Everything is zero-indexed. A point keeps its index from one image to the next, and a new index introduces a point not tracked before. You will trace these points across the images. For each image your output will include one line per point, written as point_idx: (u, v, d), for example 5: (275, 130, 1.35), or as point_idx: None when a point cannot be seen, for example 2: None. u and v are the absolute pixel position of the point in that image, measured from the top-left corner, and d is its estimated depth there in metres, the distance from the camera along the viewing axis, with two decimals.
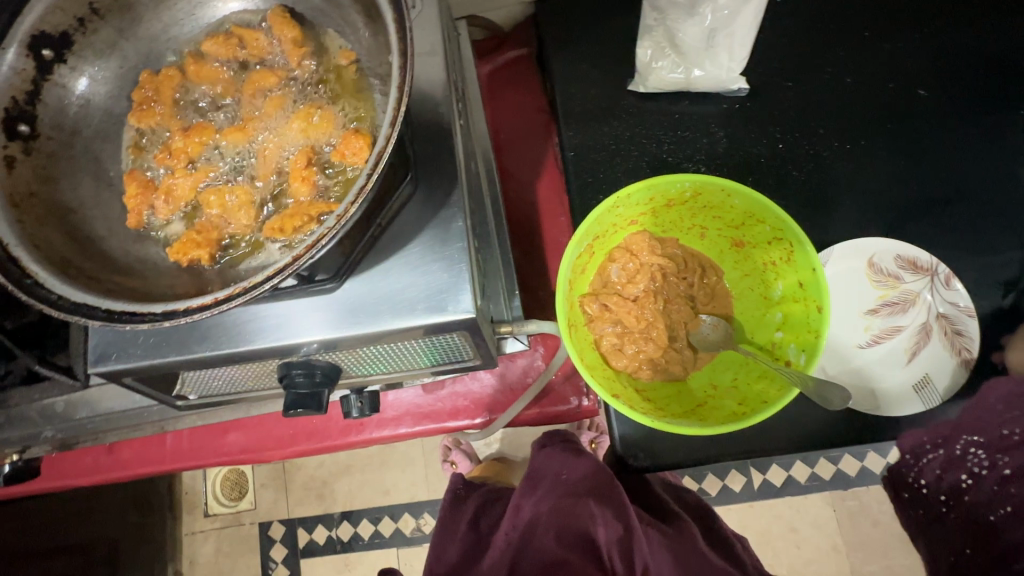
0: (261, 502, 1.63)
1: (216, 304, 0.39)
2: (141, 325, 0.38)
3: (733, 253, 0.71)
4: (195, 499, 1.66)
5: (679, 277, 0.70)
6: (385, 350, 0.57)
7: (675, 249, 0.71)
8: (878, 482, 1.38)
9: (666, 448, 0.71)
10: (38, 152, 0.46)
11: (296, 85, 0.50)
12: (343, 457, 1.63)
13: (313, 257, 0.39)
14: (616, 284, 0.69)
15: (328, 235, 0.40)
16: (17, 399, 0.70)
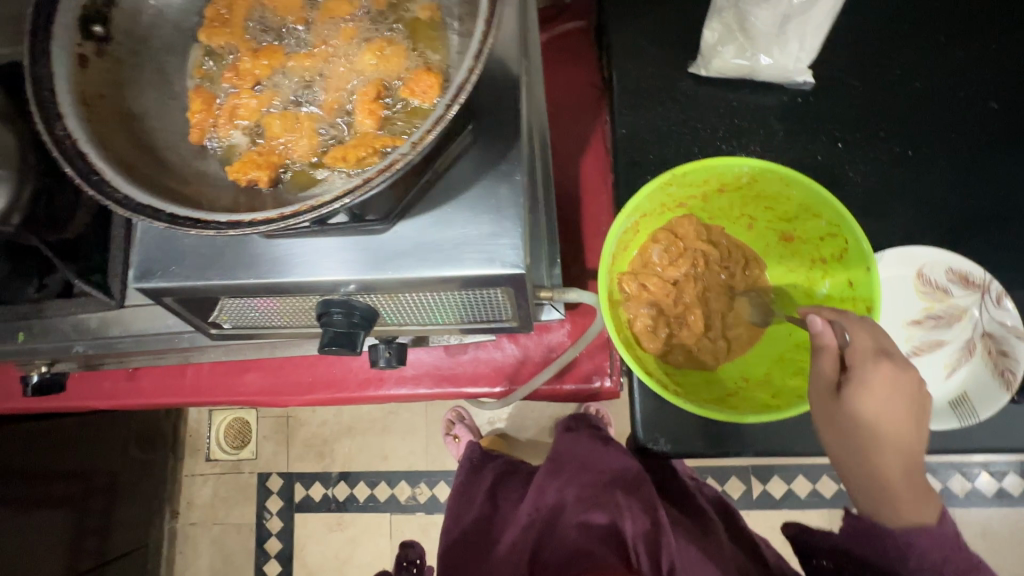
0: (262, 452, 1.65)
1: (282, 219, 0.38)
2: (206, 233, 0.38)
3: (779, 248, 0.69)
4: (198, 443, 1.68)
5: (720, 266, 0.69)
6: (428, 299, 0.57)
7: (720, 238, 0.70)
8: None
9: (689, 434, 0.72)
10: (108, 56, 0.46)
11: (368, 17, 0.49)
12: (346, 418, 1.64)
13: (384, 182, 0.38)
14: (656, 265, 0.68)
15: (403, 160, 0.38)
16: (51, 311, 0.71)
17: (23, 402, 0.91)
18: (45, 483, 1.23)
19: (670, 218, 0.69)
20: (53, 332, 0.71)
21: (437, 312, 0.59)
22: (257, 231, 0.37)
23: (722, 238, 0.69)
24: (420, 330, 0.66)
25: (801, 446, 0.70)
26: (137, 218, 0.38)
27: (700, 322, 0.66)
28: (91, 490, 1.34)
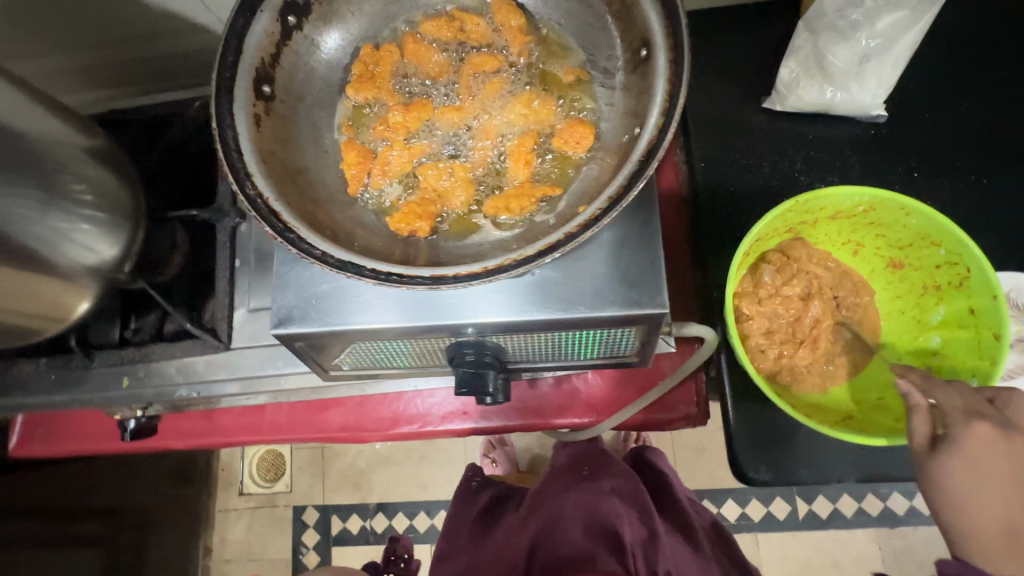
0: (297, 485, 1.63)
1: (487, 272, 0.39)
2: (411, 287, 0.39)
3: (887, 274, 0.73)
4: (231, 476, 1.66)
5: (830, 291, 0.73)
6: (560, 337, 0.58)
7: (828, 263, 0.74)
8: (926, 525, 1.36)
9: (790, 462, 0.73)
10: (274, 113, 0.47)
11: (514, 71, 0.51)
12: (382, 448, 1.62)
13: (588, 235, 0.38)
14: (769, 286, 0.73)
15: (602, 214, 0.39)
16: (154, 354, 0.71)
17: (113, 444, 0.92)
18: (68, 519, 1.18)
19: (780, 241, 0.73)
20: (158, 375, 0.72)
21: (562, 350, 0.60)
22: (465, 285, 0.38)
23: (831, 263, 0.74)
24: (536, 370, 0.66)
25: (899, 471, 0.71)
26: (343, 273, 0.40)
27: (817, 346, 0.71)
28: (121, 526, 1.30)
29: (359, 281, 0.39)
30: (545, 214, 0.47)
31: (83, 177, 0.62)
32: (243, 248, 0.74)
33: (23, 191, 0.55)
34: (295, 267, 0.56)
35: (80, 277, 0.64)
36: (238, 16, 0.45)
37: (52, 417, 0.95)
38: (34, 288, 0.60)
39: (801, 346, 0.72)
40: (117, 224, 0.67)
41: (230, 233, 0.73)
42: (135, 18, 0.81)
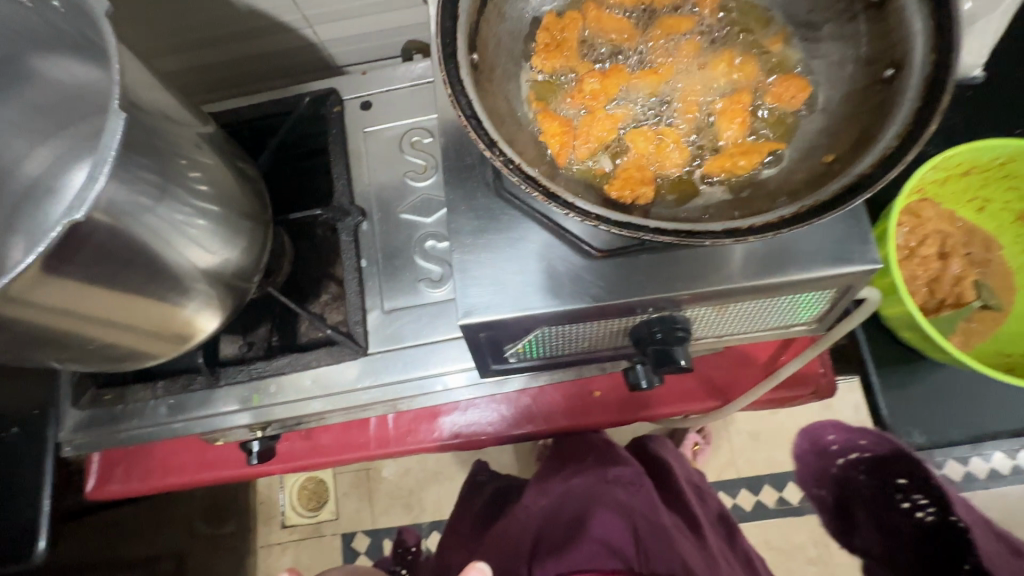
0: (344, 511, 1.52)
1: (781, 223, 0.37)
2: (702, 244, 0.37)
3: (1015, 227, 0.74)
4: (271, 509, 1.53)
5: (961, 249, 0.74)
6: (748, 308, 0.56)
7: (955, 221, 0.75)
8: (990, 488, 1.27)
9: (942, 424, 0.72)
10: (480, 81, 0.44)
11: (707, 32, 0.50)
12: (432, 464, 1.53)
13: (886, 177, 0.36)
14: (905, 247, 0.73)
15: (888, 153, 0.37)
16: (283, 366, 0.66)
17: (203, 475, 0.86)
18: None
19: (910, 203, 0.73)
20: (291, 388, 0.68)
21: (744, 322, 0.59)
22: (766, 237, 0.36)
23: (958, 221, 0.75)
24: (702, 345, 0.65)
25: None
26: (627, 233, 0.37)
27: (961, 304, 0.71)
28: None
29: (647, 241, 0.37)
30: (773, 171, 0.45)
31: (198, 164, 0.55)
32: (368, 248, 0.70)
33: (147, 178, 0.48)
34: (478, 255, 0.53)
35: (211, 298, 0.61)
36: None
37: (133, 452, 0.88)
38: (167, 314, 0.57)
39: (943, 305, 0.72)
40: (234, 225, 0.61)
41: (353, 233, 0.69)
42: (219, 17, 0.78)
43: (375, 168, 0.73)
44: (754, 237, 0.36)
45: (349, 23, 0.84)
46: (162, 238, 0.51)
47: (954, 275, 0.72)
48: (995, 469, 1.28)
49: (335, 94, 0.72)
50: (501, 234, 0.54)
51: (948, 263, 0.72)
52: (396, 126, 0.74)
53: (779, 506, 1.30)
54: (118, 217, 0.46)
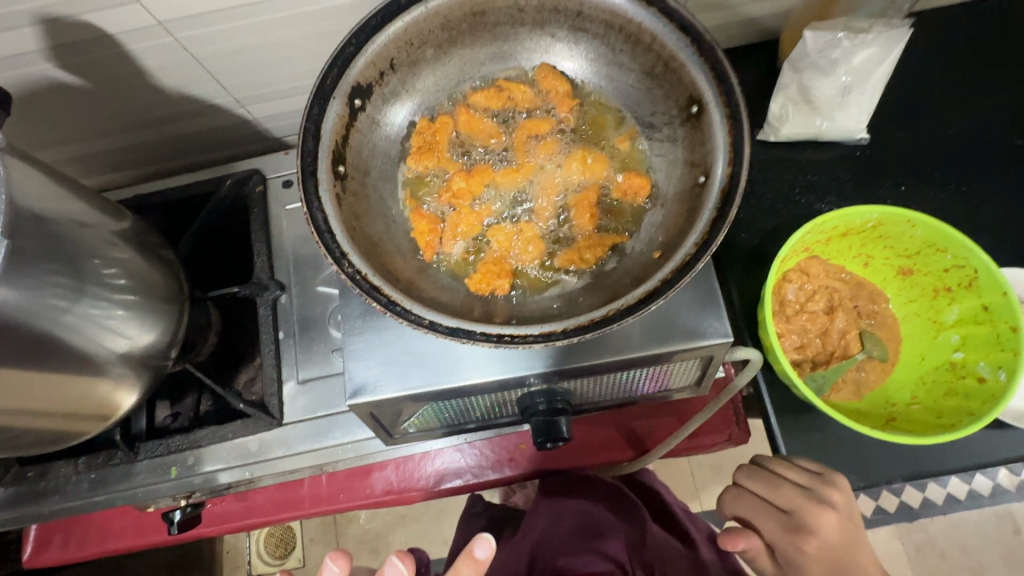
0: (310, 558, 1.51)
1: (595, 323, 0.41)
2: (525, 346, 0.41)
3: (897, 281, 0.79)
4: (236, 559, 1.52)
5: (850, 301, 0.79)
6: (629, 376, 0.60)
7: (843, 275, 0.80)
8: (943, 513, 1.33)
9: (841, 473, 0.75)
10: (349, 190, 0.49)
11: (564, 133, 0.55)
12: (397, 507, 1.53)
13: (685, 281, 0.41)
14: (796, 302, 0.77)
15: (691, 259, 0.42)
16: (203, 439, 0.69)
17: (141, 540, 0.87)
18: None
19: (798, 260, 0.78)
20: (210, 459, 0.71)
21: (631, 387, 0.62)
22: (580, 339, 0.41)
23: (846, 275, 0.80)
24: (599, 405, 0.69)
25: (946, 463, 0.74)
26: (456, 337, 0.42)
27: (847, 355, 0.76)
28: None
29: (474, 344, 0.41)
30: (617, 261, 0.50)
31: (112, 259, 0.60)
32: (286, 320, 0.74)
33: (56, 282, 0.53)
34: (366, 337, 0.57)
35: (129, 378, 0.65)
36: (314, 104, 0.47)
37: (72, 520, 0.89)
38: (85, 398, 0.61)
39: (832, 357, 0.76)
40: (152, 309, 0.65)
41: (271, 307, 0.73)
42: (154, 103, 0.84)
43: (296, 242, 0.77)
44: (569, 339, 0.41)
45: (280, 102, 0.90)
46: (70, 333, 0.55)
47: (842, 327, 0.76)
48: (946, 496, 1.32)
49: (257, 175, 0.78)
50: (390, 316, 0.58)
51: (836, 317, 0.77)
52: None
53: None
54: (25, 320, 0.51)
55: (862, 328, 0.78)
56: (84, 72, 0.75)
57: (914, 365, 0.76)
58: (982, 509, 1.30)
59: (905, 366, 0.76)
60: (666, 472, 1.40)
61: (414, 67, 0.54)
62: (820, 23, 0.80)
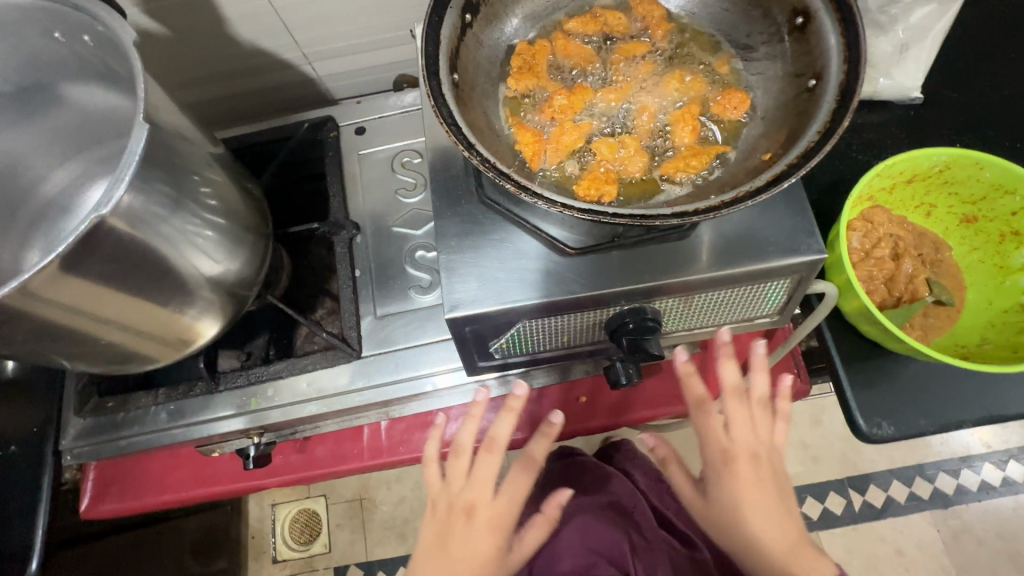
0: (336, 543, 1.48)
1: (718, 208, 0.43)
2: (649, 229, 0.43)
3: (961, 229, 0.80)
4: (262, 543, 1.50)
5: (915, 249, 0.80)
6: (715, 298, 0.61)
7: (907, 225, 0.81)
8: (982, 502, 1.30)
9: (907, 416, 0.75)
10: (460, 97, 0.50)
11: (660, 55, 0.57)
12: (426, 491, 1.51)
13: (810, 164, 0.42)
14: (862, 249, 0.78)
15: (812, 147, 0.43)
16: (281, 370, 0.70)
17: (199, 490, 0.87)
18: None
19: (863, 209, 0.79)
20: (286, 393, 0.71)
21: (714, 312, 0.64)
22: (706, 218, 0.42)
23: (910, 225, 0.81)
24: (674, 339, 0.69)
25: (1014, 409, 0.74)
26: (592, 216, 0.42)
27: (916, 299, 0.76)
28: None
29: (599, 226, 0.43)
30: (721, 170, 0.51)
31: (209, 181, 0.61)
32: (362, 259, 0.75)
33: (163, 191, 0.53)
34: (461, 254, 0.58)
35: (211, 303, 0.65)
36: (434, 12, 0.49)
37: (127, 470, 0.89)
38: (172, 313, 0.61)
39: (900, 301, 0.77)
40: (238, 237, 0.66)
41: (347, 245, 0.74)
42: (227, 56, 0.86)
43: (368, 188, 0.79)
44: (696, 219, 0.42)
45: (345, 60, 0.92)
46: (172, 244, 0.56)
47: (909, 272, 0.77)
48: (984, 482, 1.30)
49: (331, 121, 0.79)
50: (485, 236, 0.59)
51: (903, 262, 0.77)
52: (388, 149, 0.80)
53: None
54: (135, 223, 0.51)
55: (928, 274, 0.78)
56: (167, 18, 0.77)
57: (981, 309, 0.77)
58: (1019, 497, 1.29)
59: (972, 311, 0.77)
60: None
61: None
62: None
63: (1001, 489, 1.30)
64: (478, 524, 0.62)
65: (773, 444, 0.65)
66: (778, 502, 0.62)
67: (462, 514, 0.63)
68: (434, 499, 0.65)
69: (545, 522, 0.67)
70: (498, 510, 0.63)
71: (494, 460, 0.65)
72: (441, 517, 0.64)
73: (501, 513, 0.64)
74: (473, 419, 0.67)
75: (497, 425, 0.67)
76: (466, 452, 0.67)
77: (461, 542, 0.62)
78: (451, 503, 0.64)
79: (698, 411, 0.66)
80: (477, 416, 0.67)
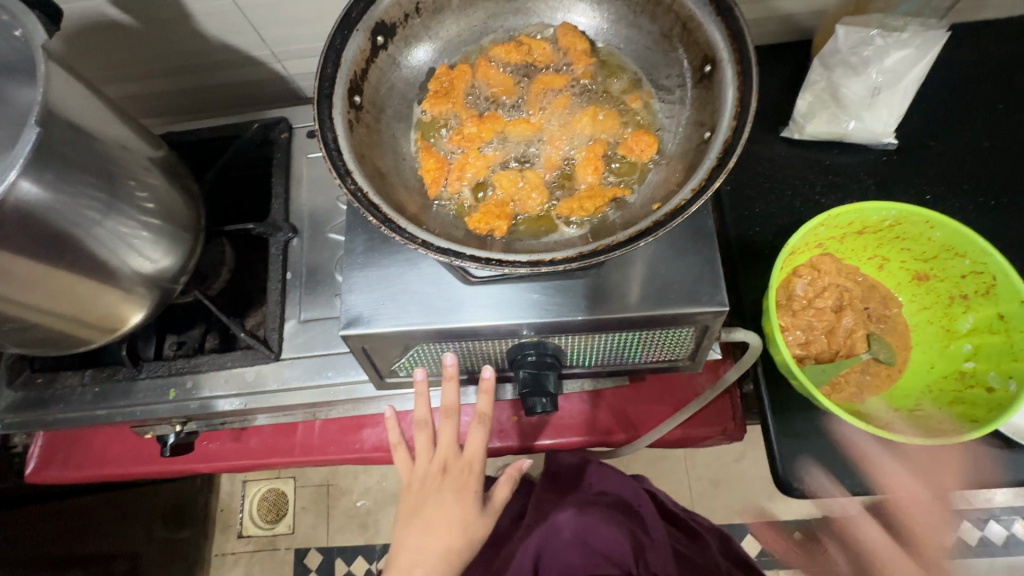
0: (300, 525, 1.50)
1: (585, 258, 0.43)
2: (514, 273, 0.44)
3: (912, 287, 0.77)
4: (229, 518, 1.53)
5: (861, 303, 0.77)
6: (620, 339, 0.61)
7: (857, 277, 0.78)
8: (955, 561, 1.24)
9: (838, 476, 0.71)
10: (361, 121, 0.51)
11: (579, 90, 0.56)
12: (390, 485, 1.52)
13: (679, 223, 0.41)
14: (804, 297, 0.76)
15: (687, 205, 0.43)
16: (205, 365, 0.72)
17: (138, 468, 0.90)
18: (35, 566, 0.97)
19: (811, 255, 0.77)
20: (210, 386, 0.73)
21: (626, 349, 0.63)
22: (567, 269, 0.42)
23: (859, 277, 0.78)
24: (585, 372, 0.70)
25: (953, 480, 0.70)
26: (446, 257, 0.44)
27: (852, 355, 0.74)
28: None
29: (465, 264, 0.44)
30: (618, 213, 0.50)
31: (143, 183, 0.63)
32: (295, 262, 0.76)
33: (85, 190, 0.55)
34: (364, 271, 0.59)
35: (141, 295, 0.67)
36: (337, 34, 0.49)
37: (75, 440, 0.92)
38: (97, 306, 0.63)
39: (836, 356, 0.74)
40: (170, 233, 0.68)
41: (282, 248, 0.75)
42: (196, 49, 0.87)
43: (313, 191, 0.79)
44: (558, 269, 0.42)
45: (314, 61, 0.92)
46: (94, 242, 0.57)
47: (848, 325, 0.75)
48: (958, 540, 1.25)
49: (284, 123, 0.80)
50: (392, 255, 0.60)
51: (844, 315, 0.75)
52: None
53: None
54: (62, 224, 0.54)
55: (869, 330, 0.76)
56: (135, 12, 0.79)
57: (922, 372, 0.74)
58: (994, 560, 1.23)
59: (913, 373, 0.74)
60: (663, 478, 1.36)
61: (437, 13, 0.56)
62: (853, 19, 0.77)
63: (977, 549, 1.24)
64: (452, 482, 0.69)
65: None
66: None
67: (436, 477, 0.69)
68: (408, 480, 0.71)
69: (512, 477, 0.75)
70: (467, 466, 0.69)
71: (453, 425, 0.69)
72: (416, 490, 0.69)
73: (470, 464, 0.70)
74: (422, 397, 0.67)
75: (443, 394, 0.67)
76: (427, 426, 0.70)
77: (435, 506, 0.68)
78: (425, 473, 0.70)
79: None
80: (423, 393, 0.66)
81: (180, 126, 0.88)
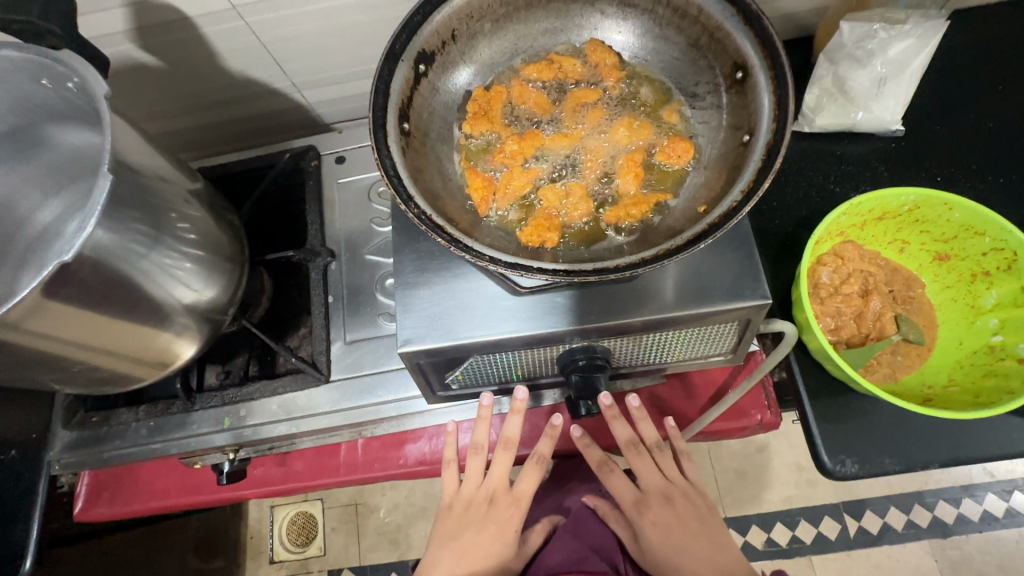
0: (331, 547, 1.51)
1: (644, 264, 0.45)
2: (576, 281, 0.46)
3: (934, 267, 0.80)
4: (259, 544, 1.53)
5: (885, 286, 0.80)
6: (662, 339, 0.63)
7: (879, 261, 0.81)
8: (984, 534, 1.26)
9: (879, 456, 0.73)
10: (410, 145, 0.53)
11: (611, 103, 0.59)
12: (419, 499, 1.53)
13: (735, 223, 0.44)
14: (831, 285, 0.78)
15: (737, 205, 0.45)
16: (256, 392, 0.73)
17: (184, 499, 0.91)
18: None
19: (833, 244, 0.79)
20: (260, 413, 0.75)
21: (667, 349, 0.66)
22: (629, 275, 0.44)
23: (881, 261, 0.81)
24: (629, 371, 0.71)
25: (988, 451, 0.72)
26: (512, 272, 0.46)
27: (882, 337, 0.76)
28: None
29: (530, 278, 0.46)
30: (662, 217, 0.53)
31: (186, 217, 0.64)
32: (335, 285, 0.78)
33: (138, 229, 0.56)
34: (415, 289, 0.61)
35: (189, 328, 0.68)
36: (385, 66, 0.51)
37: (120, 476, 0.93)
38: (148, 341, 0.64)
39: (867, 338, 0.76)
40: (213, 264, 0.69)
41: (322, 272, 0.77)
42: (217, 84, 0.89)
43: (345, 215, 0.82)
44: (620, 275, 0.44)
45: (332, 89, 0.95)
46: (147, 278, 0.59)
47: (876, 308, 0.77)
48: (984, 513, 1.27)
49: (313, 151, 0.83)
50: (439, 271, 0.62)
51: (871, 298, 0.77)
52: (366, 177, 0.83)
53: (767, 548, 1.29)
54: (119, 261, 0.55)
55: (896, 313, 0.78)
56: (161, 53, 0.82)
57: (950, 348, 0.76)
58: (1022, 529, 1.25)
59: (943, 350, 0.77)
60: None
61: (472, 38, 0.58)
62: (856, 15, 0.80)
63: (1005, 521, 1.26)
64: (497, 513, 0.73)
65: (681, 483, 0.77)
66: (702, 542, 0.73)
67: (482, 504, 0.74)
68: (452, 500, 0.75)
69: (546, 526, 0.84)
70: (515, 500, 0.74)
71: (509, 456, 0.73)
72: (459, 514, 0.74)
73: (517, 498, 0.74)
74: (485, 421, 0.72)
75: (507, 425, 0.72)
76: (482, 450, 0.74)
77: (477, 533, 0.72)
78: (471, 498, 0.74)
79: (605, 471, 0.78)
80: (486, 416, 0.72)
81: (205, 162, 0.90)
